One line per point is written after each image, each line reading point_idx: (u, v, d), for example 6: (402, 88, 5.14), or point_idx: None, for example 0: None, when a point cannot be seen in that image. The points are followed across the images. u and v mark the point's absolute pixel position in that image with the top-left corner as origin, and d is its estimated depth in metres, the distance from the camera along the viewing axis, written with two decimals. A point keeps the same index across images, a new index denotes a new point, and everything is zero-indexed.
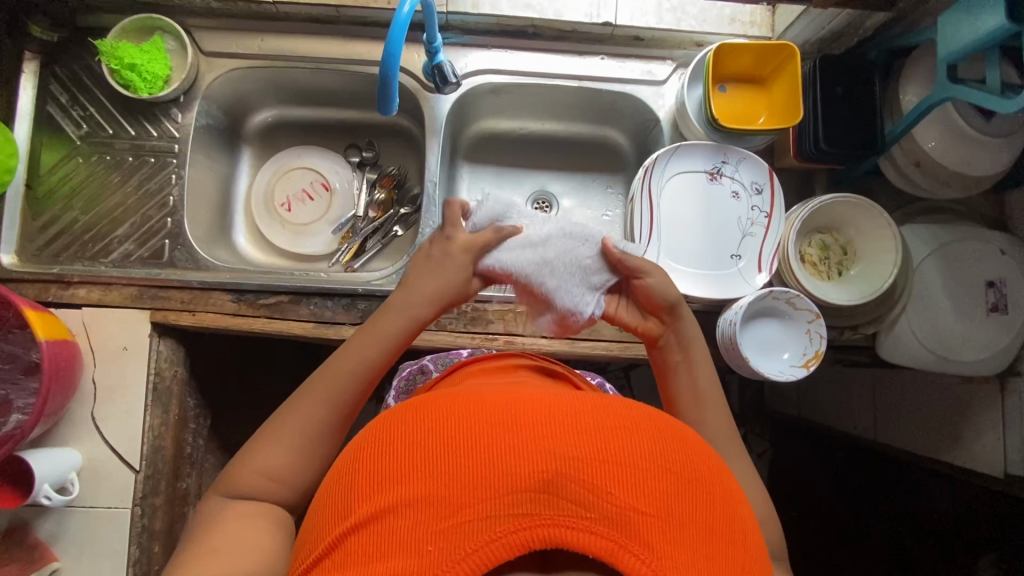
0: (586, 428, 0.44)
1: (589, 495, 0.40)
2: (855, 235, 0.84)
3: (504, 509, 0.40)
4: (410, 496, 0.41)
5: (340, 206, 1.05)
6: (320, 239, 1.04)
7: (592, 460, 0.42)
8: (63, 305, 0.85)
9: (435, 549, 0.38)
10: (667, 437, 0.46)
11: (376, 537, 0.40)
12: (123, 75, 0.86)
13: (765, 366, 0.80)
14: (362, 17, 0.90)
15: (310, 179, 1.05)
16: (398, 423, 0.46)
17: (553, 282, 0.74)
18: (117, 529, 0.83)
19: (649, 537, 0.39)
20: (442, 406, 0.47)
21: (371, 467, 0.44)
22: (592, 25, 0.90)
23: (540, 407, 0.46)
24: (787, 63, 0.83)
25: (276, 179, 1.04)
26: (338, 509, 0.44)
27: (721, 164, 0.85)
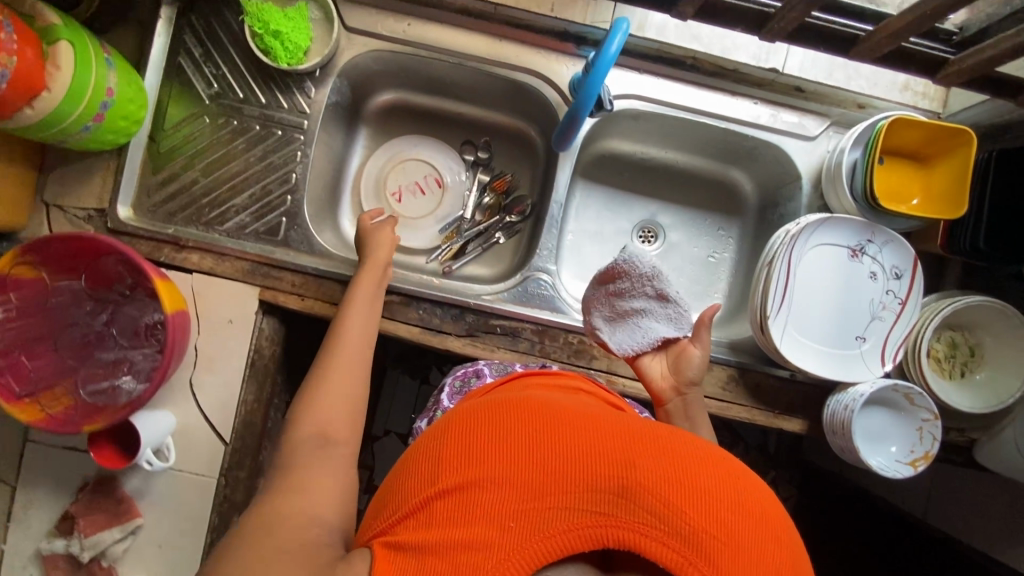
0: (665, 450, 0.46)
1: (663, 508, 0.42)
2: (988, 340, 0.81)
3: (582, 504, 0.42)
4: (493, 474, 0.43)
5: (449, 204, 1.03)
6: (422, 235, 1.01)
7: (668, 477, 0.44)
8: (174, 268, 0.84)
9: (517, 526, 0.41)
10: (737, 470, 0.47)
11: (459, 505, 0.42)
12: (265, 41, 0.82)
13: (870, 456, 0.79)
14: (518, 19, 0.86)
15: (424, 172, 1.02)
16: (486, 409, 0.49)
17: (621, 305, 0.77)
18: (202, 496, 0.84)
19: (719, 561, 0.40)
20: (530, 404, 0.49)
21: (458, 443, 0.46)
22: (757, 68, 0.86)
23: (618, 425, 0.48)
24: (958, 150, 0.79)
25: (394, 165, 1.02)
26: (420, 477, 0.46)
27: (865, 243, 0.81)
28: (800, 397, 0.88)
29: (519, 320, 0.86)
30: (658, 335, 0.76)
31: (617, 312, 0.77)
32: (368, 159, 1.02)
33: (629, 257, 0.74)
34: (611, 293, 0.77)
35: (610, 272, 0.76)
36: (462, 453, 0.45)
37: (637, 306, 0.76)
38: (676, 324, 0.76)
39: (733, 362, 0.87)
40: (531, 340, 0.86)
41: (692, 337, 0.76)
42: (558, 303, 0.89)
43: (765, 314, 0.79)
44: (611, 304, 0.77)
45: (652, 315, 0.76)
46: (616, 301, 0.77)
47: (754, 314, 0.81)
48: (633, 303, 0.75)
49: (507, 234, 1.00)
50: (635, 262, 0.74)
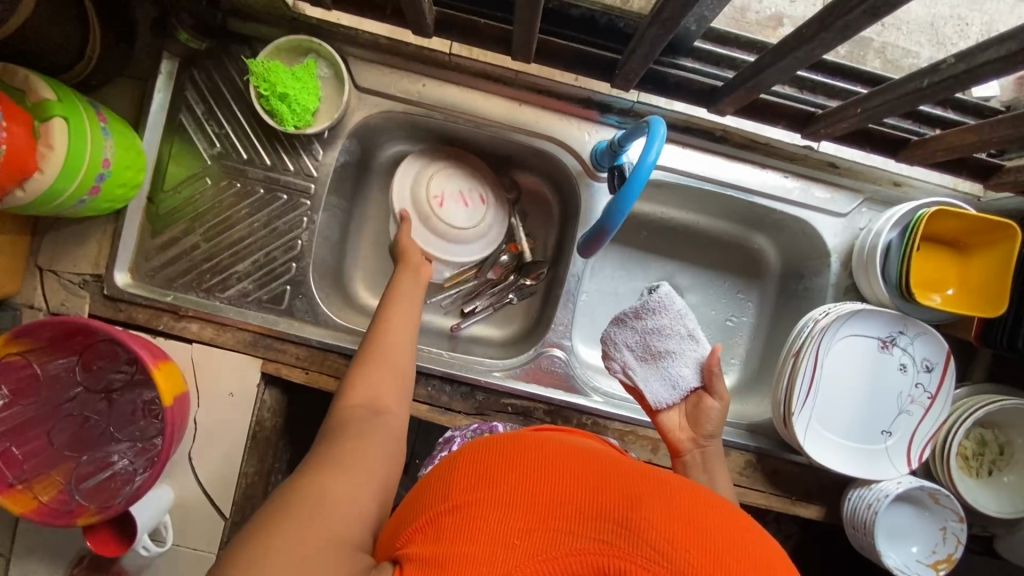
0: (679, 495, 0.42)
1: (672, 546, 0.37)
2: (1017, 438, 0.78)
3: (589, 530, 0.38)
4: (503, 493, 0.40)
5: (489, 223, 0.94)
6: (455, 246, 0.91)
7: (680, 519, 0.40)
8: (173, 338, 0.81)
9: (521, 544, 0.37)
10: (754, 527, 0.42)
11: (464, 519, 0.39)
12: (271, 103, 0.77)
13: (890, 555, 0.77)
14: (539, 84, 0.81)
15: (470, 185, 0.94)
16: (504, 435, 0.47)
17: (658, 346, 0.75)
18: (200, 570, 0.82)
19: None
20: (545, 438, 0.47)
21: (470, 461, 0.44)
22: (790, 144, 0.82)
23: (632, 465, 0.45)
24: (999, 243, 0.75)
25: (447, 170, 0.93)
26: (430, 495, 0.43)
27: (896, 334, 0.78)
28: (818, 483, 0.85)
29: (532, 399, 0.83)
30: (686, 384, 0.74)
31: (651, 351, 0.75)
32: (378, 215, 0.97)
33: (656, 294, 0.74)
34: (651, 332, 0.75)
35: (657, 309, 0.75)
36: (473, 471, 0.43)
37: (675, 351, 0.74)
38: (702, 372, 0.75)
39: (752, 448, 0.84)
40: (543, 419, 0.83)
41: (707, 389, 0.75)
42: (573, 380, 0.85)
43: (790, 408, 0.76)
44: (648, 342, 0.75)
45: (684, 359, 0.74)
46: (650, 341, 0.75)
47: (778, 406, 0.78)
48: (667, 342, 0.74)
49: (520, 296, 0.96)
50: (663, 300, 0.74)
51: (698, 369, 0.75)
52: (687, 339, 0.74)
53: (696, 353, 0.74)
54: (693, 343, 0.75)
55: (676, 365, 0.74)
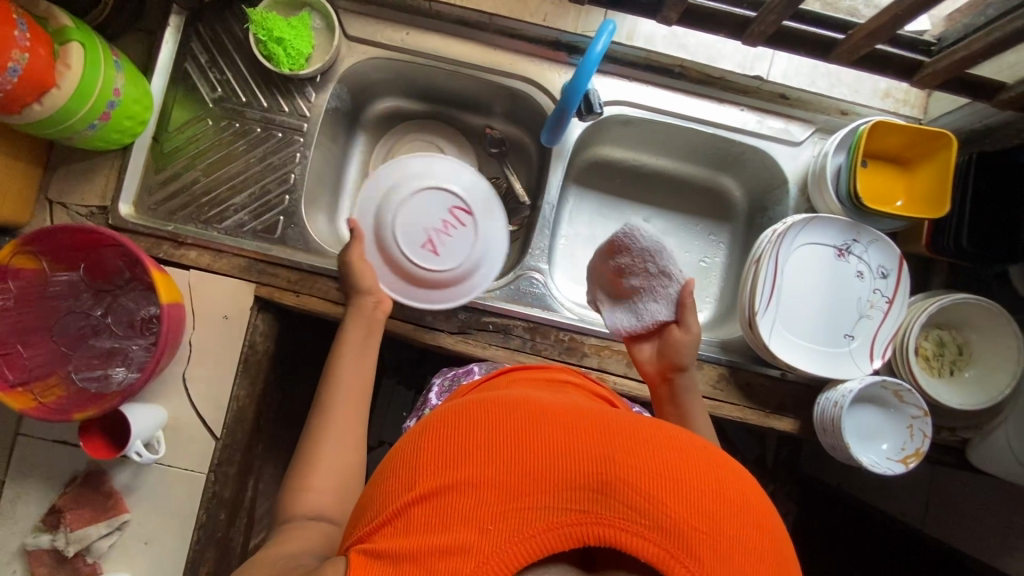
0: (641, 443, 0.44)
1: (643, 503, 0.40)
2: (974, 338, 0.82)
3: (563, 501, 0.41)
4: (472, 476, 0.42)
5: None
6: None
7: (651, 474, 0.42)
8: (172, 264, 0.85)
9: (495, 528, 0.40)
10: (716, 460, 0.46)
11: (437, 510, 0.41)
12: (269, 47, 0.85)
13: (861, 453, 0.79)
14: (511, 29, 0.89)
15: (432, 152, 1.05)
16: (466, 412, 0.47)
17: (626, 283, 0.78)
18: (190, 491, 0.84)
19: (698, 549, 0.39)
20: (506, 406, 0.48)
21: (438, 446, 0.45)
22: (743, 76, 0.89)
23: (599, 423, 0.46)
24: (941, 151, 0.80)
25: (410, 143, 1.05)
26: (400, 482, 0.44)
27: (851, 242, 0.83)
28: (790, 397, 0.88)
29: (511, 318, 0.87)
30: (653, 317, 0.77)
31: (619, 288, 0.79)
32: (367, 165, 1.04)
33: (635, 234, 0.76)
34: (618, 269, 0.78)
35: (625, 245, 0.77)
36: (441, 455, 0.44)
37: (641, 287, 0.77)
38: (673, 306, 0.77)
39: (724, 362, 0.88)
40: (522, 337, 0.87)
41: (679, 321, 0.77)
42: (549, 300, 0.90)
43: (754, 312, 0.80)
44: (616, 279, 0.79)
45: (653, 297, 0.77)
46: (617, 281, 0.79)
47: (743, 313, 0.82)
48: (633, 280, 0.77)
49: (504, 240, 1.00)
50: (636, 238, 0.76)
51: (668, 303, 0.77)
52: (655, 277, 0.76)
53: (669, 290, 0.76)
54: (664, 280, 0.76)
55: (643, 301, 0.77)
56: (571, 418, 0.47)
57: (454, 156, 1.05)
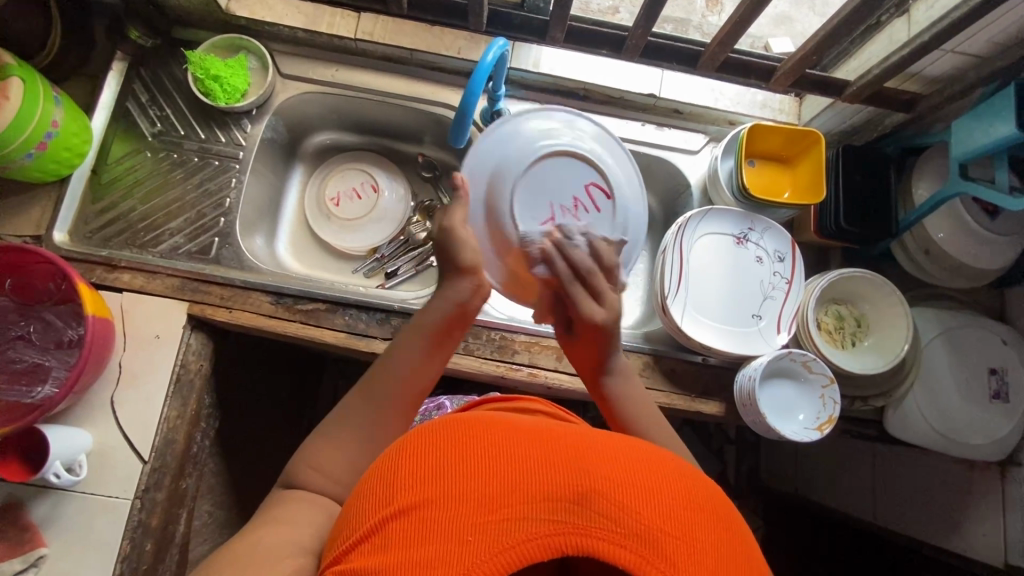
0: (616, 455, 0.42)
1: (620, 510, 0.38)
2: (869, 309, 0.89)
3: (541, 513, 0.37)
4: (449, 490, 0.39)
5: (384, 207, 1.11)
6: (360, 235, 1.09)
7: (628, 482, 0.40)
8: (104, 287, 0.87)
9: (474, 540, 0.36)
10: (685, 469, 0.44)
11: (413, 526, 0.37)
12: (206, 84, 0.93)
13: (780, 425, 0.82)
14: (431, 62, 0.99)
15: (361, 179, 1.11)
16: (444, 427, 0.44)
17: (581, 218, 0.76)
18: (113, 520, 0.81)
19: (677, 557, 0.36)
20: (484, 421, 0.45)
21: (413, 463, 0.42)
22: (638, 95, 0.99)
23: (577, 436, 0.44)
24: (812, 148, 0.92)
25: (337, 173, 1.12)
26: (375, 500, 0.41)
27: (748, 231, 0.91)
28: (715, 380, 0.91)
29: None
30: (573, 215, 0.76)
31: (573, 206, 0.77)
32: (304, 193, 1.11)
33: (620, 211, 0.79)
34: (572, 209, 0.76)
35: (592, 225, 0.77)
36: (417, 470, 0.41)
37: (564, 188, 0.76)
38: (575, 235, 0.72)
39: (648, 350, 0.91)
40: None
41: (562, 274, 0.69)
42: None
43: (664, 297, 0.86)
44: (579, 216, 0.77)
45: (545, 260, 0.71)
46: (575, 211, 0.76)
47: (656, 300, 0.88)
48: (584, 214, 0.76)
49: None
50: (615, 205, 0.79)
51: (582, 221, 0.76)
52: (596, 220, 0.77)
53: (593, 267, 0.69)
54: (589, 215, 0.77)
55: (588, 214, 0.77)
56: (550, 434, 0.44)
57: (379, 184, 1.12)
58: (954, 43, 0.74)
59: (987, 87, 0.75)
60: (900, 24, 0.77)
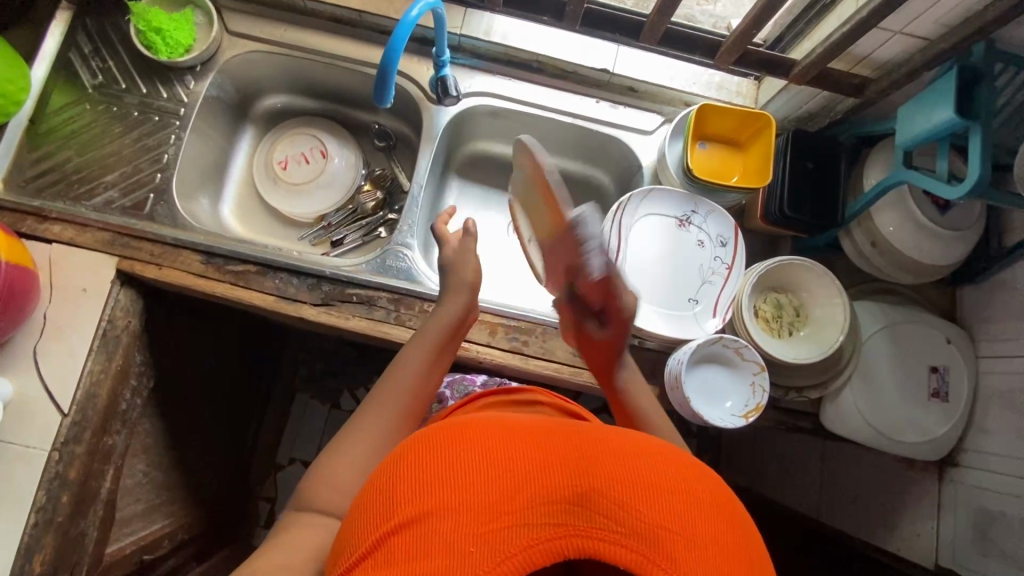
0: (616, 451, 0.41)
1: (621, 510, 0.37)
2: (808, 299, 0.87)
3: (542, 518, 0.36)
4: (448, 500, 0.37)
5: (334, 175, 1.09)
6: (308, 203, 1.08)
7: (628, 479, 0.39)
8: (33, 238, 0.86)
9: (477, 551, 0.35)
10: (684, 459, 0.44)
11: (412, 540, 0.36)
12: (148, 36, 0.91)
13: (706, 411, 0.80)
14: (380, 26, 0.96)
15: (312, 145, 1.10)
16: (437, 434, 0.42)
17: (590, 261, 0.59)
18: (30, 469, 0.81)
19: (678, 554, 0.36)
20: (479, 423, 0.43)
21: (408, 473, 0.40)
22: (592, 70, 0.97)
23: (578, 433, 0.43)
24: (763, 132, 0.89)
25: (288, 138, 1.10)
26: (370, 513, 0.39)
27: (691, 213, 0.89)
28: (649, 364, 0.90)
29: (375, 289, 0.89)
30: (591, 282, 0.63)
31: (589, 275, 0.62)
32: (255, 158, 1.09)
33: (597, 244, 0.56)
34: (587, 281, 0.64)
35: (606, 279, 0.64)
36: (412, 479, 0.39)
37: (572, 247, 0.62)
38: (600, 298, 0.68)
39: None
40: (386, 308, 0.88)
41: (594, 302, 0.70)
42: (415, 274, 0.92)
43: None
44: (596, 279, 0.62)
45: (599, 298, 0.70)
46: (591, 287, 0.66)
47: None
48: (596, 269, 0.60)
49: (388, 229, 1.05)
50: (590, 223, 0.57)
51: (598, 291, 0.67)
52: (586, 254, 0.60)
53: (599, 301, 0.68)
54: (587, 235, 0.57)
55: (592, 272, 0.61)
56: (549, 431, 0.43)
57: (328, 150, 1.09)
58: (897, 23, 0.71)
59: (941, 68, 0.72)
60: (847, 3, 0.74)
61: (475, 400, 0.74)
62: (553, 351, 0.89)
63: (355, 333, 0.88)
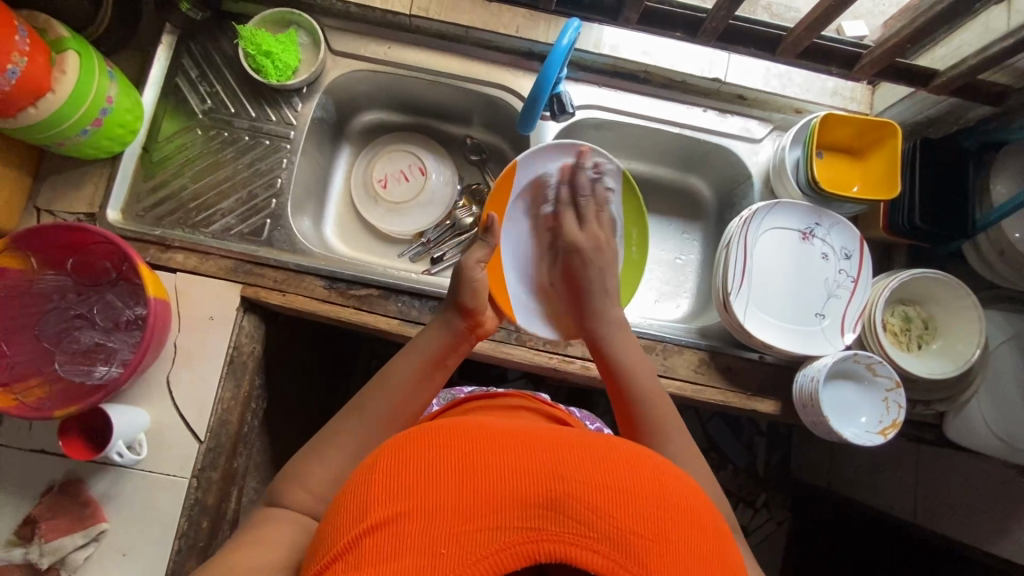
0: (590, 454, 0.41)
1: (591, 514, 0.36)
2: (937, 311, 0.86)
3: (513, 520, 0.36)
4: (422, 503, 0.37)
5: (430, 191, 1.09)
6: (406, 219, 1.08)
7: (600, 482, 0.38)
8: (158, 267, 0.86)
9: (447, 554, 0.35)
10: (664, 466, 0.43)
11: (386, 545, 0.35)
12: (257, 60, 0.90)
13: (842, 427, 0.80)
14: (487, 41, 0.95)
15: (409, 161, 1.09)
16: (418, 437, 0.42)
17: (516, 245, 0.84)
18: (171, 497, 0.82)
19: (648, 558, 0.36)
20: (458, 426, 0.43)
21: (387, 471, 0.40)
22: (703, 79, 0.95)
23: (554, 436, 0.43)
24: (887, 140, 0.88)
25: (383, 154, 1.09)
26: (347, 513, 0.39)
27: (814, 226, 0.88)
28: (771, 379, 0.89)
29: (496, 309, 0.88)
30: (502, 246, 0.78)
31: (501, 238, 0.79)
32: (350, 175, 1.09)
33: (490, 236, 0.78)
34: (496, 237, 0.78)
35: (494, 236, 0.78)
36: (391, 481, 0.39)
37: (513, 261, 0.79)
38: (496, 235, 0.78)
39: (704, 346, 0.90)
40: (507, 329, 0.88)
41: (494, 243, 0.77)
42: None
43: (727, 293, 0.84)
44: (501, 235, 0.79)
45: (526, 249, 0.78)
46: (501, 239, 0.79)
47: (718, 296, 0.86)
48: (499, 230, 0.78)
49: None
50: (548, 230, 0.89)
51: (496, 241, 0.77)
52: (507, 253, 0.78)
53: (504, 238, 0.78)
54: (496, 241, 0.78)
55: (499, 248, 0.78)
56: (527, 433, 0.42)
57: (427, 166, 1.09)
58: None
59: None
60: (999, 12, 0.72)
61: (461, 405, 0.73)
62: (676, 368, 0.89)
63: (480, 356, 0.88)
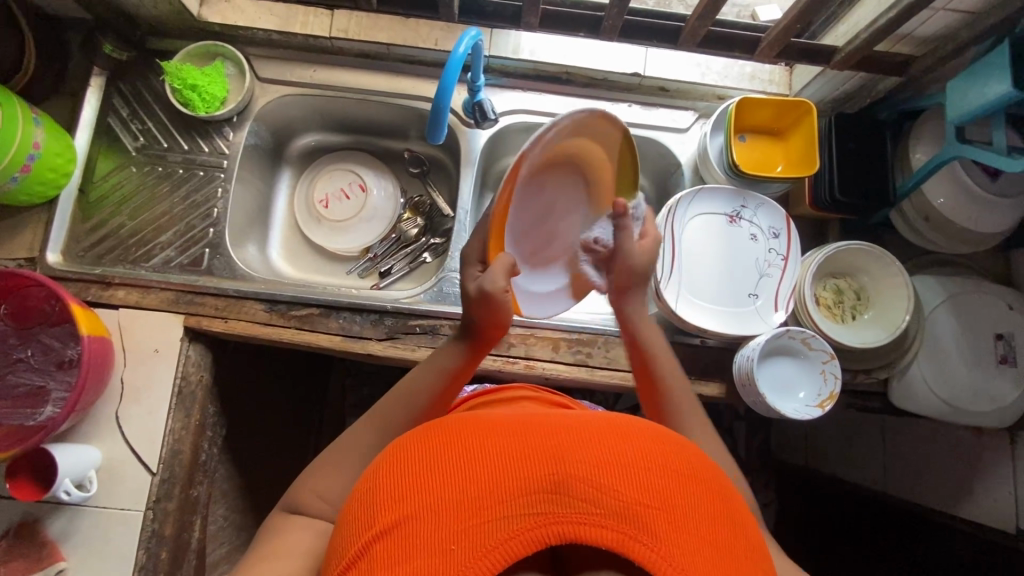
0: (591, 436, 0.41)
1: (596, 493, 0.37)
2: (868, 281, 0.88)
3: (519, 508, 0.36)
4: (427, 502, 0.37)
5: (372, 206, 1.10)
6: (350, 237, 1.09)
7: (601, 460, 0.39)
8: (101, 305, 0.88)
9: (458, 549, 0.35)
10: (665, 438, 0.43)
11: (396, 547, 0.36)
12: (184, 94, 0.92)
13: (781, 404, 0.81)
14: (410, 56, 0.97)
15: (349, 180, 1.11)
16: (420, 444, 0.43)
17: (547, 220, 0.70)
18: (127, 530, 0.83)
19: (656, 526, 0.36)
20: (457, 426, 0.43)
21: (392, 478, 0.40)
22: (622, 75, 0.97)
23: (554, 423, 0.43)
24: (804, 119, 0.89)
25: (324, 174, 1.11)
26: (355, 523, 0.40)
27: (741, 208, 0.89)
28: (713, 362, 0.90)
29: (436, 317, 0.90)
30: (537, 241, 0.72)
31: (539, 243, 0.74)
32: (293, 197, 1.11)
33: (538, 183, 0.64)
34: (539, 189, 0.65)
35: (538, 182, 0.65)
36: (395, 488, 0.39)
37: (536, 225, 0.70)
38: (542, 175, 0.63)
39: None
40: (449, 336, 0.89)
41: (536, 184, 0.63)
42: None
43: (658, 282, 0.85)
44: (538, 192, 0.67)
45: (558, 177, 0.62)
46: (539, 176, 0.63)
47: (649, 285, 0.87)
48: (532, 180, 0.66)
49: (433, 253, 1.05)
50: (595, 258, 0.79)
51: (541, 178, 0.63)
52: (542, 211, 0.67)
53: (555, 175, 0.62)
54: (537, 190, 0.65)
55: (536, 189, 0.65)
56: (528, 425, 0.43)
57: (367, 183, 1.11)
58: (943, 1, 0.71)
59: (982, 45, 0.72)
60: None
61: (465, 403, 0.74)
62: (619, 360, 0.90)
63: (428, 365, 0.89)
